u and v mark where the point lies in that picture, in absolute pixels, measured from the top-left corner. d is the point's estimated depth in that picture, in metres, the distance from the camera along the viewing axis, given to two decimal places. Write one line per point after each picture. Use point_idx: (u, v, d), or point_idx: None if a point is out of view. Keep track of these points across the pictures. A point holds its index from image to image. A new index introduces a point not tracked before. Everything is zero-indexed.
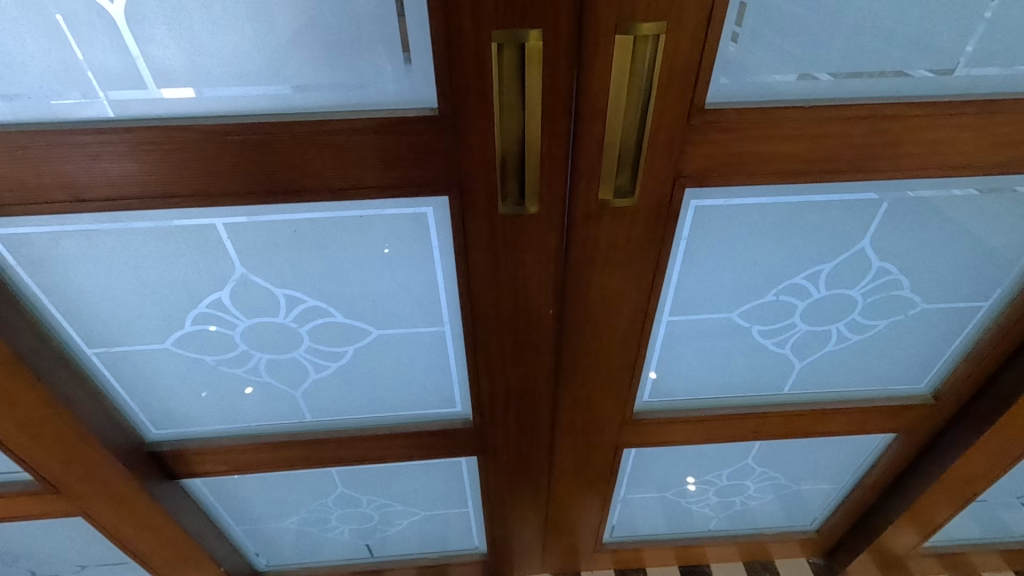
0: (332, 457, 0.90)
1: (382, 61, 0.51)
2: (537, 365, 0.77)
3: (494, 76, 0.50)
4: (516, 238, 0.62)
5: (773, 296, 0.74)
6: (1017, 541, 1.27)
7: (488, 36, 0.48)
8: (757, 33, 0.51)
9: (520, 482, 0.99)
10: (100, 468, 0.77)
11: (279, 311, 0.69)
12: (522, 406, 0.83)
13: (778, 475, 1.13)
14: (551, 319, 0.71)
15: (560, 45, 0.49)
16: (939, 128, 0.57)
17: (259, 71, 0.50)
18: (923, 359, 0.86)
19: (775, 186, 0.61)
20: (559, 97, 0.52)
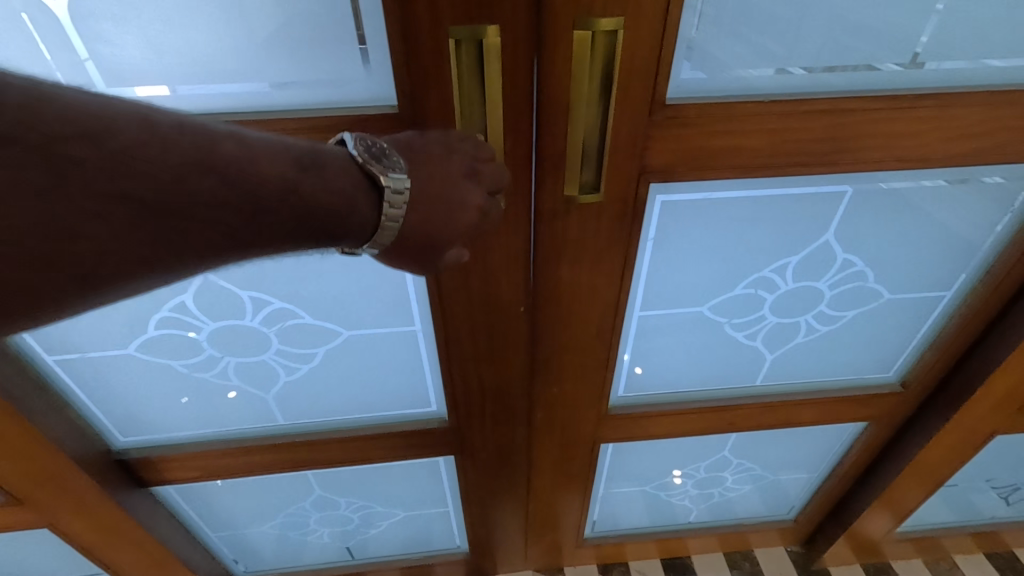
0: (307, 460, 0.88)
1: (341, 57, 0.50)
2: (512, 362, 0.77)
3: (453, 73, 0.50)
4: (484, 237, 0.62)
5: (743, 289, 0.75)
6: (987, 523, 1.31)
7: (446, 31, 0.48)
8: (722, 27, 0.51)
9: (499, 481, 0.99)
10: (64, 478, 0.75)
11: (246, 313, 0.68)
12: (498, 404, 0.83)
13: (754, 466, 1.15)
14: (523, 317, 0.71)
15: (518, 40, 0.48)
16: (897, 122, 0.57)
17: (235, 68, 0.50)
18: (890, 348, 0.88)
19: (739, 181, 0.62)
20: (519, 93, 0.51)
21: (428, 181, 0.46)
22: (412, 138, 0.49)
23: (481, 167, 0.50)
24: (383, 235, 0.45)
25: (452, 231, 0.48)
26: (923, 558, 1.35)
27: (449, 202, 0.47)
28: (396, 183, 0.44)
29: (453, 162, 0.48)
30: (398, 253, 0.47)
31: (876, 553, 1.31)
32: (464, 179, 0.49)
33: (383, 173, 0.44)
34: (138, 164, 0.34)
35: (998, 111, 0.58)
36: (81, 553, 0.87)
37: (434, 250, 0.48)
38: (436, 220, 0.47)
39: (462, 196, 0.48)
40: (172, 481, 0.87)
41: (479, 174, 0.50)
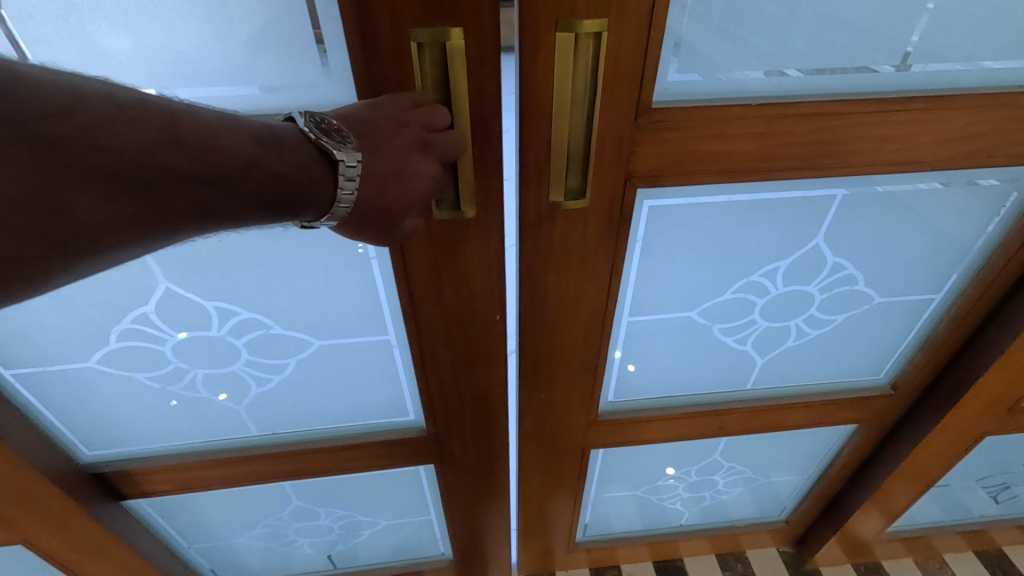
0: (292, 470, 0.87)
1: (302, 57, 0.49)
2: (490, 370, 0.76)
3: (415, 75, 0.50)
4: (457, 244, 0.61)
5: (733, 294, 0.74)
6: (976, 522, 1.31)
7: (408, 35, 0.48)
8: (713, 29, 0.49)
9: (483, 490, 0.97)
10: (36, 493, 0.72)
11: (212, 324, 0.66)
12: (478, 413, 0.82)
13: (746, 468, 1.14)
14: (500, 324, 0.71)
15: (482, 45, 0.49)
16: (887, 124, 0.56)
17: (217, 72, 0.48)
18: (881, 351, 0.87)
19: (728, 185, 0.60)
20: (489, 98, 0.52)
21: (380, 151, 0.46)
22: (358, 108, 0.47)
23: (434, 137, 0.49)
24: (340, 209, 0.45)
25: (404, 204, 0.49)
26: (914, 557, 1.35)
27: (401, 175, 0.48)
28: (350, 157, 0.43)
29: (405, 134, 0.47)
30: (358, 225, 0.47)
31: (867, 553, 1.31)
32: (415, 152, 0.48)
33: (336, 147, 0.43)
34: (110, 139, 0.35)
35: (992, 114, 0.57)
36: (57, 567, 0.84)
37: (386, 222, 0.49)
38: (389, 194, 0.47)
39: (414, 168, 0.48)
40: (150, 493, 0.85)
41: (430, 146, 0.49)
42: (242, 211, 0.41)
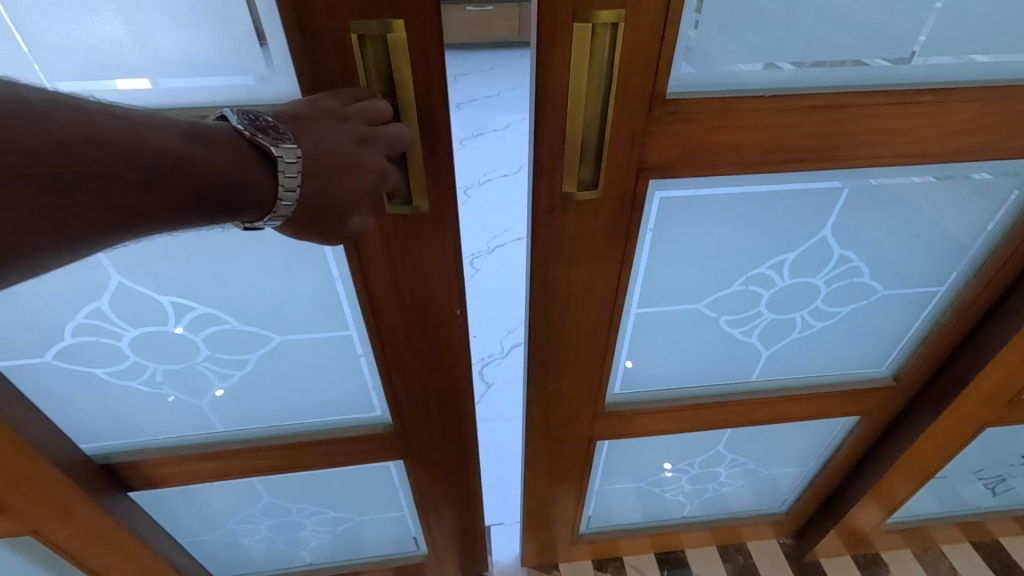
0: (300, 459, 0.87)
1: (247, 48, 0.49)
2: (455, 367, 0.77)
3: (357, 67, 0.50)
4: (413, 240, 0.62)
5: (740, 286, 0.75)
6: (974, 513, 1.33)
7: (347, 26, 0.47)
8: (710, 22, 0.50)
9: (458, 485, 0.98)
10: (47, 484, 0.72)
11: (168, 320, 0.66)
12: (445, 408, 0.83)
13: (749, 460, 1.15)
14: (461, 319, 0.71)
15: (424, 38, 0.49)
16: (896, 117, 0.57)
17: (213, 61, 0.49)
18: (884, 343, 0.88)
19: (737, 177, 0.61)
20: (433, 90, 0.52)
21: (322, 147, 0.46)
22: (296, 105, 0.47)
23: (376, 130, 0.49)
24: (284, 207, 0.45)
25: (350, 199, 0.48)
26: (912, 549, 1.37)
27: (344, 170, 0.47)
28: (288, 153, 0.43)
29: (346, 128, 0.47)
30: (307, 223, 0.47)
31: (866, 544, 1.33)
32: (356, 146, 0.48)
33: (273, 143, 0.43)
34: (29, 139, 0.33)
35: (997, 107, 0.58)
36: (67, 559, 0.84)
37: (334, 218, 0.48)
38: (334, 189, 0.47)
39: (357, 163, 0.48)
40: (160, 484, 0.85)
41: (372, 139, 0.49)
42: (180, 210, 0.40)
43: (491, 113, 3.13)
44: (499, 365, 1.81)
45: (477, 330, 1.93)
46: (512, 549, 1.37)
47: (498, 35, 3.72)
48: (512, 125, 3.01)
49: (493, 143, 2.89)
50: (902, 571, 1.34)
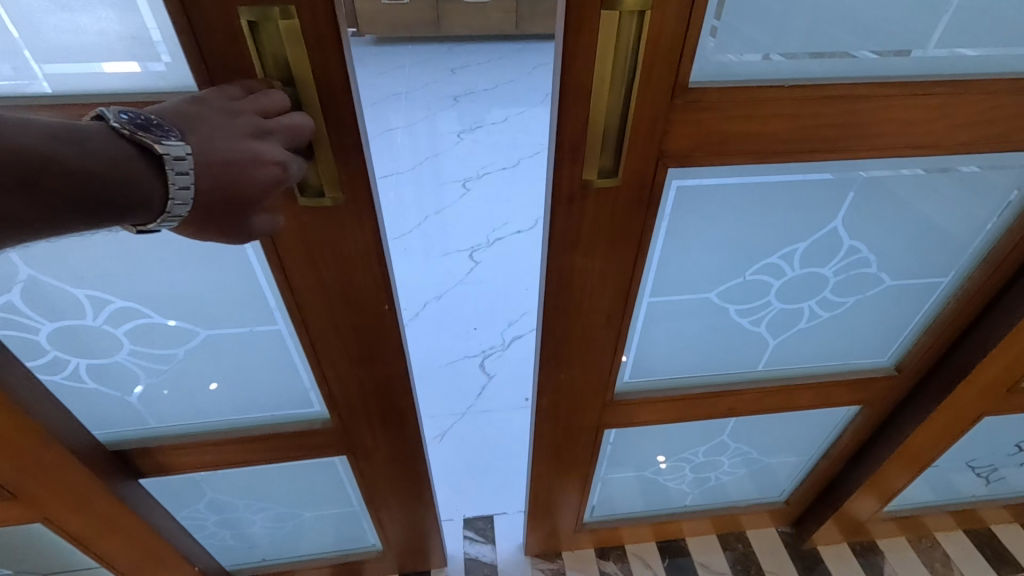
0: (311, 445, 0.88)
1: (142, 36, 0.48)
2: (391, 362, 0.77)
3: (251, 53, 0.49)
4: (334, 233, 0.62)
5: (749, 277, 0.76)
6: (968, 502, 1.36)
7: (236, 11, 0.47)
8: (719, 22, 0.51)
9: (407, 481, 0.99)
10: (60, 470, 0.72)
11: (86, 313, 0.66)
12: (386, 403, 0.83)
13: (750, 450, 1.17)
14: (391, 316, 0.72)
15: (320, 24, 0.48)
16: (906, 108, 0.58)
17: (121, 49, 0.49)
18: (888, 333, 0.90)
19: (750, 167, 0.62)
20: (336, 77, 0.51)
21: (213, 143, 0.43)
22: (180, 104, 0.44)
23: (272, 123, 0.48)
24: (178, 206, 0.41)
25: (254, 195, 0.46)
26: (907, 537, 1.40)
27: (241, 163, 0.44)
28: (175, 149, 0.40)
29: (238, 123, 0.45)
30: (208, 223, 0.44)
31: (862, 532, 1.35)
32: (253, 139, 0.46)
33: (157, 141, 0.40)
34: None
35: (1003, 99, 0.59)
36: (75, 545, 0.83)
37: (238, 217, 0.46)
38: (233, 185, 0.44)
39: (255, 157, 0.45)
40: (172, 469, 0.87)
41: (270, 133, 0.47)
42: (55, 216, 0.37)
43: (489, 107, 3.13)
44: (499, 357, 1.82)
45: (477, 322, 1.94)
46: (516, 538, 1.39)
47: (495, 28, 3.70)
48: (511, 119, 3.01)
49: (491, 137, 2.89)
50: (896, 558, 1.37)
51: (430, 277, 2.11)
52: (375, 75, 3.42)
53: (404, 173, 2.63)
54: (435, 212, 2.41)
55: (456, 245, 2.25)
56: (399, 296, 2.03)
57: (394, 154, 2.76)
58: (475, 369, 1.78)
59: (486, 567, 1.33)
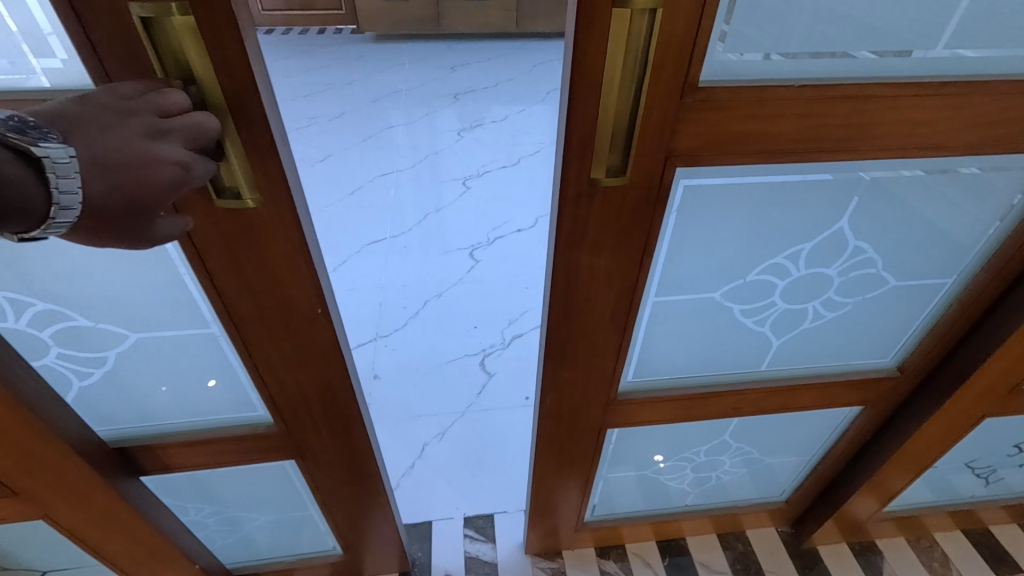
0: (312, 440, 0.88)
1: (34, 34, 0.47)
2: (330, 365, 0.77)
3: (146, 50, 0.48)
4: (258, 237, 0.61)
5: (754, 276, 0.76)
6: (967, 502, 1.36)
7: (127, 7, 0.45)
8: (728, 27, 0.51)
9: (358, 483, 0.99)
10: (59, 466, 0.71)
11: (8, 315, 0.65)
12: (328, 406, 0.83)
13: (751, 449, 1.17)
14: (324, 319, 0.71)
15: (218, 26, 0.47)
16: (908, 109, 0.58)
17: (13, 43, 0.48)
18: (891, 333, 0.90)
19: (758, 166, 0.62)
20: (238, 79, 0.50)
21: (104, 146, 0.43)
22: (64, 104, 0.43)
23: (169, 123, 0.47)
24: (65, 211, 0.40)
25: (153, 197, 0.46)
26: (906, 536, 1.40)
27: (137, 165, 0.45)
28: (57, 151, 0.39)
29: (131, 123, 0.45)
30: (106, 227, 0.44)
31: (862, 532, 1.36)
32: (150, 141, 0.46)
33: (33, 143, 0.38)
34: None
35: (1005, 101, 0.59)
36: (75, 542, 0.83)
37: (138, 220, 0.46)
38: (128, 188, 0.44)
39: (153, 158, 0.46)
40: (173, 464, 0.87)
41: (168, 132, 0.47)
42: None
43: (490, 105, 3.12)
44: (500, 356, 1.82)
45: (476, 321, 1.93)
46: (516, 536, 1.38)
47: (496, 26, 3.70)
48: (511, 117, 3.01)
49: (492, 135, 2.88)
50: (895, 558, 1.37)
51: (429, 275, 2.10)
52: (376, 73, 3.41)
53: (404, 171, 2.62)
54: (434, 210, 2.41)
55: (456, 243, 2.25)
56: (399, 295, 2.02)
57: (393, 152, 2.75)
58: (476, 368, 1.78)
59: (486, 566, 1.33)
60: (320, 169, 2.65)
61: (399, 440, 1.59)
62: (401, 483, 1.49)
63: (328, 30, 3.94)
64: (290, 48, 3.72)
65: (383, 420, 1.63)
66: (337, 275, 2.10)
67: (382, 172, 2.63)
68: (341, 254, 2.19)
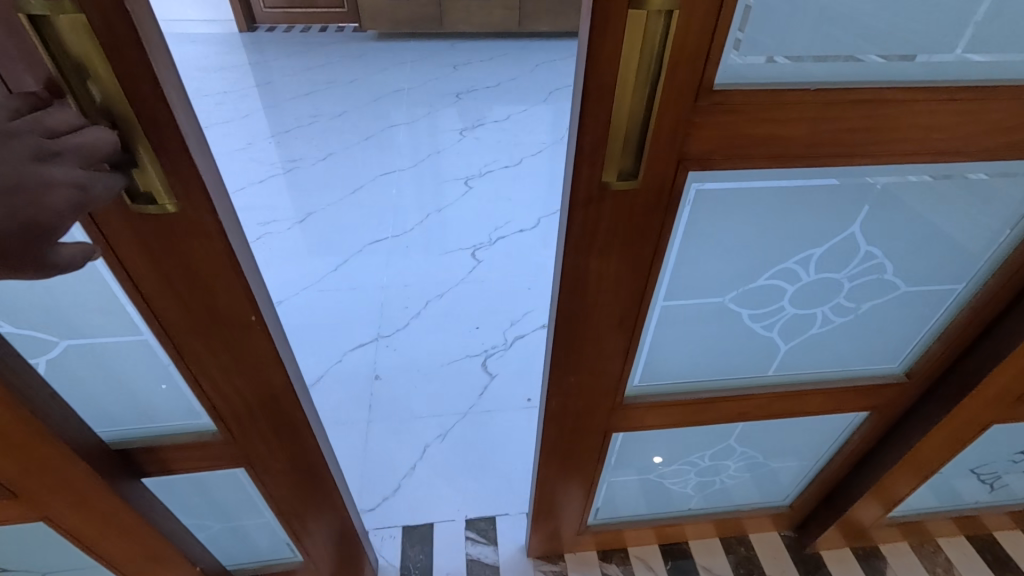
0: (281, 442, 0.86)
1: None
2: (271, 374, 0.74)
3: (36, 51, 0.44)
4: (179, 244, 0.58)
5: (764, 281, 0.75)
6: (970, 508, 1.36)
7: (8, 8, 0.42)
8: (742, 33, 0.50)
9: (312, 488, 0.97)
10: (59, 469, 0.70)
11: None
12: (273, 413, 0.80)
13: (756, 454, 1.16)
14: (259, 327, 0.68)
15: (113, 22, 0.43)
16: (920, 114, 0.57)
17: None
18: (899, 339, 0.89)
19: (772, 171, 0.61)
20: (142, 79, 0.47)
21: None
22: None
23: (59, 143, 0.45)
24: None
25: (53, 221, 0.45)
26: (909, 542, 1.40)
27: (31, 189, 0.44)
28: None
29: (16, 146, 0.44)
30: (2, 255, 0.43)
31: (864, 537, 1.35)
32: (41, 163, 0.45)
33: None
34: None
35: (1016, 106, 0.58)
36: (76, 544, 0.82)
37: (35, 246, 0.45)
38: (23, 213, 0.44)
39: (44, 181, 0.45)
40: (175, 466, 0.86)
41: (61, 153, 0.45)
42: None
43: (492, 104, 3.12)
44: (502, 357, 1.81)
45: (478, 322, 1.93)
46: (517, 539, 1.38)
47: (499, 25, 3.70)
48: (514, 116, 3.00)
49: (494, 135, 2.87)
50: (898, 563, 1.37)
51: (430, 275, 2.09)
52: (378, 71, 3.41)
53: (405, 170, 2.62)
54: (436, 209, 2.40)
55: (457, 244, 2.24)
56: (399, 296, 2.01)
57: (395, 151, 2.74)
58: (477, 369, 1.77)
59: (487, 568, 1.32)
60: (321, 167, 2.65)
61: (399, 441, 1.58)
62: (403, 484, 1.48)
63: (330, 28, 3.94)
64: (293, 45, 3.72)
65: (383, 420, 1.63)
66: (338, 275, 2.09)
67: (384, 170, 2.62)
68: (341, 253, 2.18)
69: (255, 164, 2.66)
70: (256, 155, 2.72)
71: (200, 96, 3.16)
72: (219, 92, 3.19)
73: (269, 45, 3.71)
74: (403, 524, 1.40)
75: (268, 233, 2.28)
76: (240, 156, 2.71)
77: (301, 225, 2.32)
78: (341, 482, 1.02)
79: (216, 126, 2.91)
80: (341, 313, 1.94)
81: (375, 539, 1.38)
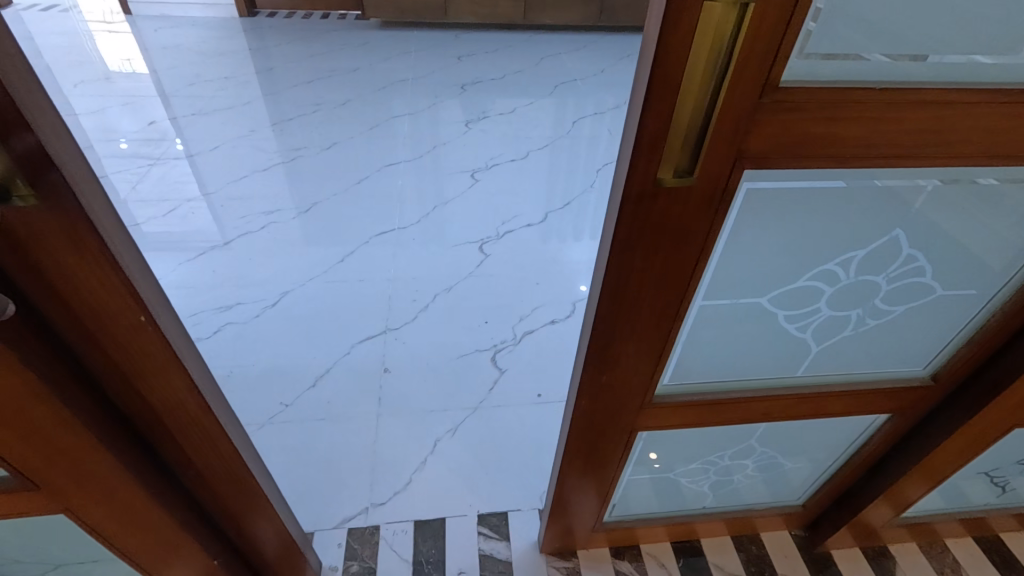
0: (211, 446, 0.81)
1: None
2: (172, 377, 0.70)
3: None
4: (46, 247, 0.53)
5: (803, 281, 0.75)
6: (978, 509, 1.37)
7: None
8: (812, 30, 0.49)
9: (245, 493, 0.92)
10: (96, 458, 0.69)
11: None
12: (181, 419, 0.76)
13: (775, 453, 1.16)
14: (150, 327, 0.64)
15: None
16: (959, 117, 0.56)
17: None
18: (929, 341, 0.89)
19: (825, 172, 0.60)
20: None
21: None
22: None
23: None
24: None
25: None
26: (917, 541, 1.41)
27: None
28: None
29: None
30: None
31: (875, 538, 1.36)
32: None
33: None
34: None
35: None
36: (96, 538, 0.80)
37: None
38: None
39: None
40: (189, 467, 0.83)
41: None
42: None
43: (495, 96, 3.09)
44: (511, 351, 1.80)
45: (486, 316, 1.91)
46: (529, 535, 1.38)
47: (503, 17, 3.67)
48: (518, 110, 2.98)
49: (498, 128, 2.85)
50: (909, 564, 1.37)
51: (436, 269, 2.08)
52: (382, 60, 3.37)
53: (407, 162, 2.58)
54: (441, 202, 2.38)
55: (464, 237, 2.22)
56: (409, 289, 1.99)
57: (399, 142, 2.71)
58: (486, 363, 1.76)
59: (500, 564, 1.32)
60: (323, 157, 2.61)
61: (406, 437, 1.56)
62: (414, 478, 1.47)
63: (331, 16, 3.89)
64: (294, 32, 3.67)
65: (390, 414, 1.61)
66: (344, 266, 2.07)
67: (387, 162, 2.59)
68: (345, 245, 2.16)
69: (256, 152, 2.62)
70: (257, 143, 2.68)
71: (199, 81, 3.10)
72: (219, 78, 3.14)
73: (269, 32, 3.66)
74: (414, 518, 1.39)
75: (271, 223, 2.25)
76: (242, 144, 2.67)
77: (302, 216, 2.29)
78: (268, 485, 0.98)
79: (216, 113, 2.86)
80: (345, 305, 1.92)
81: (386, 534, 1.37)
